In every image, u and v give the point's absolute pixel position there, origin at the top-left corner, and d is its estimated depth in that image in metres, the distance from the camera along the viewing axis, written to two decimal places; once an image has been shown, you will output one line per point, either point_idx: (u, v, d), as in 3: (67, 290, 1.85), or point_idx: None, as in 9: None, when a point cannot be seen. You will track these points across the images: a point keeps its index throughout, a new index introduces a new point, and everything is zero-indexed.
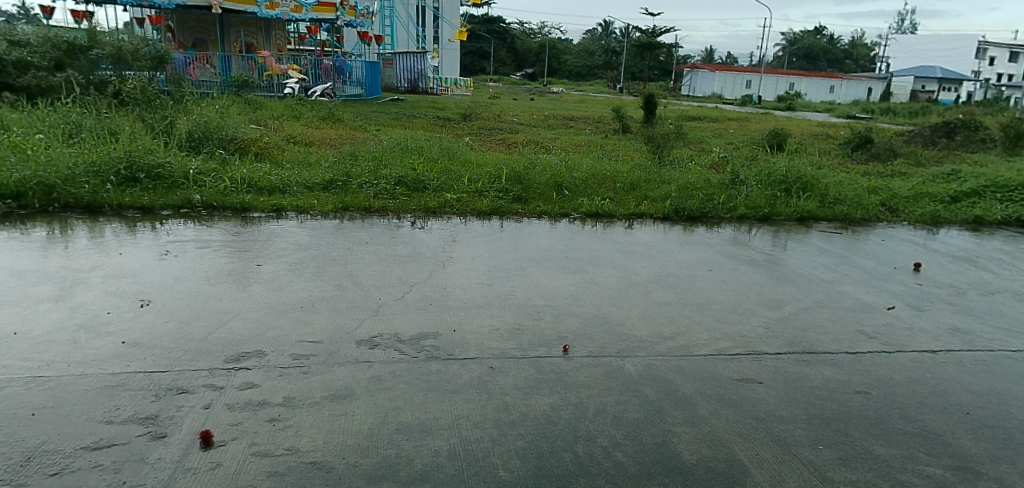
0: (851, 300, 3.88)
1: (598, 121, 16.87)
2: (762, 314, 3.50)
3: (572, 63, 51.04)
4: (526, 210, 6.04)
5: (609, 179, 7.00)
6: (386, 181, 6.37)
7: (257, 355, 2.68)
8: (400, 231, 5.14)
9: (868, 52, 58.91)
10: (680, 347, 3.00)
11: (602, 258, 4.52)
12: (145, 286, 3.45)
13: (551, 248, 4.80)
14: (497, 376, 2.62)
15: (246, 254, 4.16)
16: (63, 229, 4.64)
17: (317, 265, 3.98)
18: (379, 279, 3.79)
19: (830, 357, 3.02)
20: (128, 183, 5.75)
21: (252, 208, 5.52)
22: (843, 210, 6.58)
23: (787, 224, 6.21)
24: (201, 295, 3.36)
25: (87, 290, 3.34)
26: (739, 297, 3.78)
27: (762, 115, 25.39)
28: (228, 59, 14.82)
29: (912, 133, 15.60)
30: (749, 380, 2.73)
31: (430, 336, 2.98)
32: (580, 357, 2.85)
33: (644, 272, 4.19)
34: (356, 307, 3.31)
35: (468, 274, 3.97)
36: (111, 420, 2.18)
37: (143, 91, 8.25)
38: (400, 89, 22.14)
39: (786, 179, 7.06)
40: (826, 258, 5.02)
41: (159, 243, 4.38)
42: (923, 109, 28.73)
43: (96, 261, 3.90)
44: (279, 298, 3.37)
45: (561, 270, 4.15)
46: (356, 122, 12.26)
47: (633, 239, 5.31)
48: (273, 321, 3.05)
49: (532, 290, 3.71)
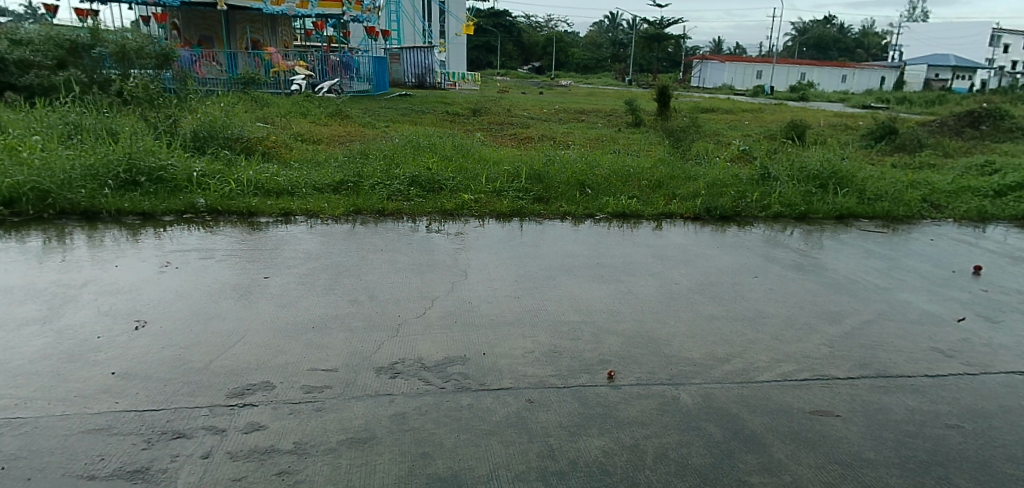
0: (917, 311, 3.51)
1: (611, 114, 16.52)
2: (823, 330, 3.15)
3: (579, 55, 50.46)
4: (548, 210, 5.69)
5: (633, 177, 6.66)
6: (399, 181, 6.04)
7: (264, 388, 2.36)
8: (416, 236, 4.82)
9: (880, 41, 58.01)
10: (738, 372, 2.66)
11: (635, 264, 4.18)
12: (142, 304, 3.14)
13: (580, 253, 4.47)
14: (537, 412, 2.29)
15: (253, 265, 3.85)
16: (59, 237, 4.38)
17: (329, 277, 3.66)
18: (397, 291, 3.48)
19: (909, 383, 2.66)
20: (128, 186, 5.44)
21: (259, 213, 5.22)
22: (884, 205, 6.20)
23: (825, 223, 5.84)
24: (203, 314, 3.05)
25: (78, 309, 3.05)
26: (794, 309, 3.43)
27: (777, 106, 24.83)
28: (234, 57, 14.52)
29: (934, 123, 15.14)
30: (825, 412, 2.39)
31: (457, 361, 2.66)
32: (628, 386, 2.51)
33: (684, 281, 3.84)
34: (373, 327, 2.99)
35: (494, 285, 3.64)
36: (93, 475, 1.86)
37: (145, 88, 7.93)
38: (409, 84, 21.86)
39: (820, 173, 6.67)
40: (877, 260, 4.65)
41: (160, 253, 4.08)
42: (941, 97, 27.98)
43: (92, 274, 3.59)
44: (288, 318, 3.06)
45: (594, 280, 3.81)
46: (365, 119, 11.95)
47: (665, 241, 4.97)
48: (282, 346, 2.73)
49: (565, 304, 3.38)
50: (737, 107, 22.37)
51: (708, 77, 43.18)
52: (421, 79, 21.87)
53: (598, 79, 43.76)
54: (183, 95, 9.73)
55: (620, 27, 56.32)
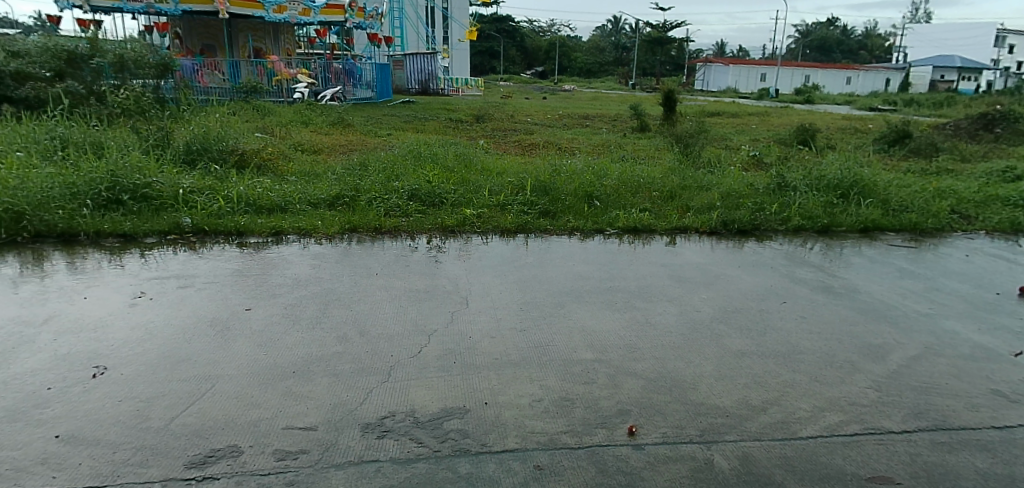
0: (967, 343, 3.16)
1: (615, 119, 16.17)
2: (866, 370, 2.82)
3: (582, 60, 50.16)
4: (555, 225, 5.36)
5: (644, 188, 6.32)
6: (397, 195, 5.71)
7: (229, 454, 2.06)
8: (415, 256, 4.48)
9: (883, 43, 57.53)
10: (777, 426, 2.34)
11: (651, 288, 3.83)
12: (106, 345, 2.82)
13: (592, 274, 4.13)
14: (548, 483, 1.97)
15: (236, 295, 3.52)
16: (35, 262, 4.08)
17: (317, 309, 3.32)
18: (391, 324, 3.14)
19: (974, 438, 2.32)
20: (111, 205, 5.13)
21: (249, 233, 4.89)
22: (910, 217, 5.85)
23: (850, 237, 5.49)
24: (173, 356, 2.73)
25: (33, 353, 2.73)
26: (832, 343, 3.08)
27: (783, 110, 24.48)
28: (237, 65, 14.21)
29: (947, 125, 14.73)
30: (882, 479, 2.06)
31: (455, 414, 2.32)
32: (653, 446, 2.18)
33: (706, 307, 3.50)
34: (362, 370, 2.65)
35: (498, 316, 3.30)
36: None
37: (137, 100, 7.63)
38: (411, 91, 21.62)
39: (840, 183, 6.31)
40: (911, 280, 4.30)
41: (137, 281, 3.74)
42: (949, 99, 27.59)
43: (57, 309, 3.26)
44: (267, 359, 2.73)
45: (608, 308, 3.47)
46: (366, 127, 11.66)
47: (682, 259, 4.63)
48: (256, 396, 2.42)
49: (577, 338, 3.04)
50: (742, 110, 21.98)
51: (712, 81, 42.87)
52: (424, 85, 21.60)
53: (602, 83, 43.39)
54: (180, 106, 9.42)
55: (623, 32, 56.06)
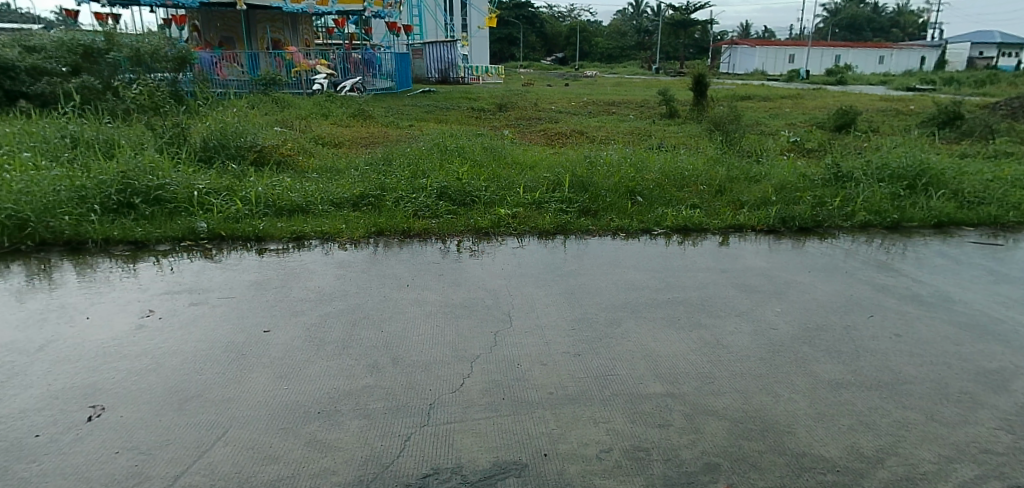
0: None
1: (643, 105, 15.59)
2: (992, 405, 2.38)
3: (603, 44, 49.15)
4: (598, 225, 4.94)
5: (689, 182, 5.85)
6: (425, 193, 5.32)
7: None
8: (446, 262, 4.10)
9: (915, 20, 55.40)
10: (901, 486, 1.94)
11: (715, 300, 3.41)
12: (105, 378, 2.49)
13: (645, 282, 3.71)
14: None
15: (252, 314, 3.16)
16: (41, 274, 3.79)
17: (344, 331, 2.96)
18: (427, 350, 2.76)
19: None
20: (122, 209, 4.82)
21: (268, 238, 4.56)
22: (988, 210, 5.31)
23: (923, 233, 4.99)
24: (182, 392, 2.39)
25: (24, 390, 2.41)
26: (941, 369, 2.64)
27: (815, 91, 23.53)
28: (255, 57, 13.87)
29: (996, 105, 13.90)
30: None
31: (510, 472, 1.96)
32: None
33: (784, 324, 3.07)
34: (398, 409, 2.29)
35: (548, 338, 2.90)
36: None
37: (150, 96, 7.34)
38: (432, 80, 21.24)
39: (906, 173, 5.76)
40: (1007, 285, 3.80)
41: (144, 297, 3.41)
42: (991, 76, 26.25)
43: (55, 333, 2.94)
44: (289, 396, 2.38)
45: (671, 325, 3.05)
46: (388, 118, 11.29)
47: (743, 261, 4.18)
48: (276, 446, 2.08)
49: (642, 365, 2.63)
50: (773, 92, 21.17)
51: (739, 63, 41.73)
52: (445, 74, 21.21)
53: (624, 67, 42.44)
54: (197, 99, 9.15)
55: (644, 16, 54.81)
